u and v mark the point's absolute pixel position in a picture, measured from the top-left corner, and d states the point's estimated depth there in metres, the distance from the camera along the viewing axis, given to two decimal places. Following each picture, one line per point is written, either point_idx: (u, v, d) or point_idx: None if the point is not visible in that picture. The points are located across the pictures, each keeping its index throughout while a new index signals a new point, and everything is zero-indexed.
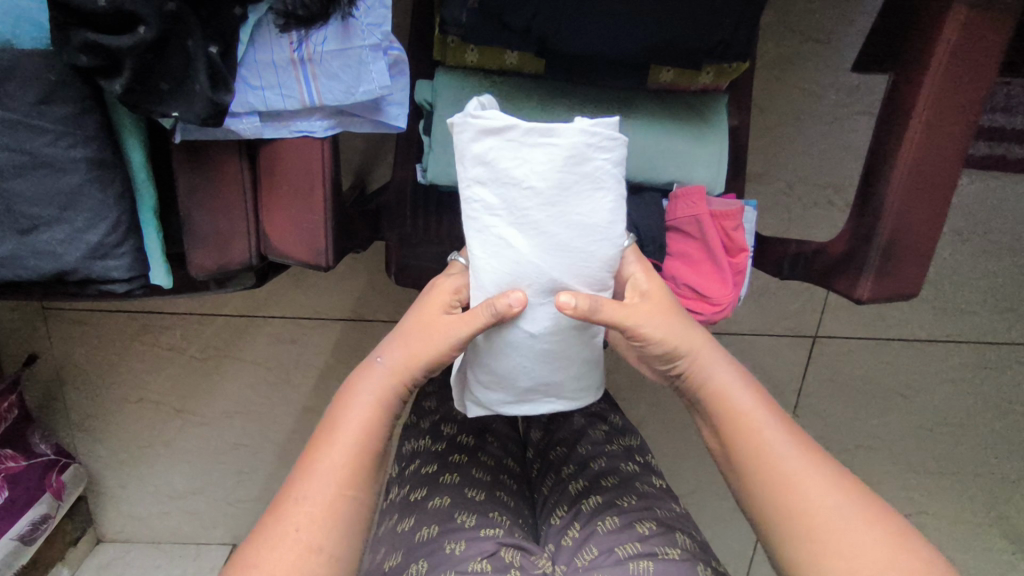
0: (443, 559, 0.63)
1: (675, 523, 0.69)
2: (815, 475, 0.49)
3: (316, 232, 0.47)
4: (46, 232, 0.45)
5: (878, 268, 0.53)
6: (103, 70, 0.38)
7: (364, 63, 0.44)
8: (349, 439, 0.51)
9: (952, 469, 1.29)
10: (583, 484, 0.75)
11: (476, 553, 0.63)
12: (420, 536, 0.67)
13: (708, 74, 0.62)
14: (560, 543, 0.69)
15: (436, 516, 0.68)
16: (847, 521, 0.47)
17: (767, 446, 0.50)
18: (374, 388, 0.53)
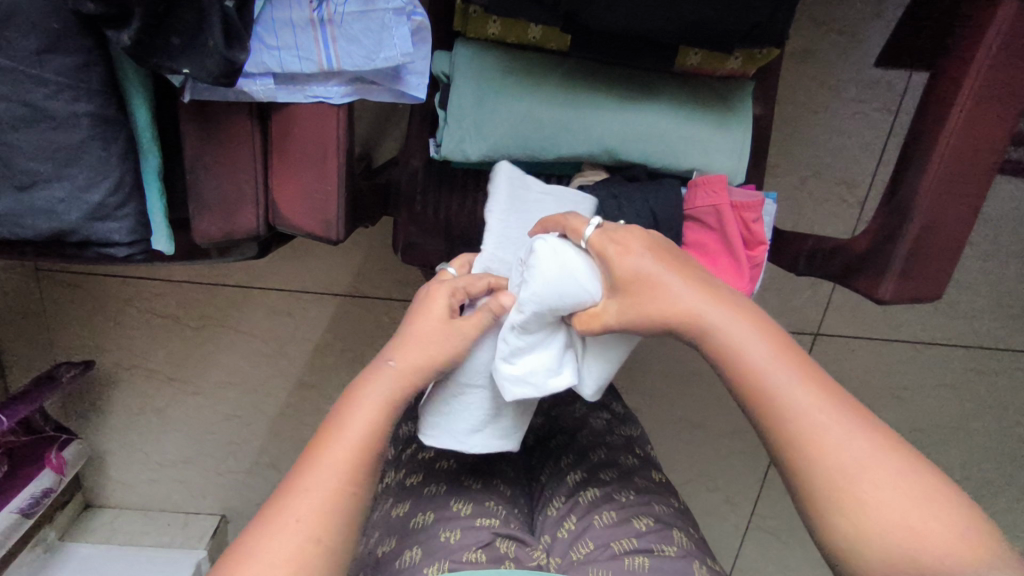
0: (437, 547, 0.62)
1: (673, 520, 0.68)
2: (843, 433, 0.41)
3: (327, 203, 0.45)
4: (45, 188, 0.43)
5: (902, 269, 0.52)
6: (112, 19, 0.36)
7: (386, 27, 0.42)
8: (352, 440, 0.48)
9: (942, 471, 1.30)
10: (580, 476, 0.74)
11: (472, 542, 0.62)
12: (415, 523, 0.66)
13: (738, 59, 0.59)
14: (557, 535, 0.67)
15: (430, 503, 0.68)
16: (872, 484, 0.40)
17: (783, 402, 0.43)
18: (384, 390, 0.50)
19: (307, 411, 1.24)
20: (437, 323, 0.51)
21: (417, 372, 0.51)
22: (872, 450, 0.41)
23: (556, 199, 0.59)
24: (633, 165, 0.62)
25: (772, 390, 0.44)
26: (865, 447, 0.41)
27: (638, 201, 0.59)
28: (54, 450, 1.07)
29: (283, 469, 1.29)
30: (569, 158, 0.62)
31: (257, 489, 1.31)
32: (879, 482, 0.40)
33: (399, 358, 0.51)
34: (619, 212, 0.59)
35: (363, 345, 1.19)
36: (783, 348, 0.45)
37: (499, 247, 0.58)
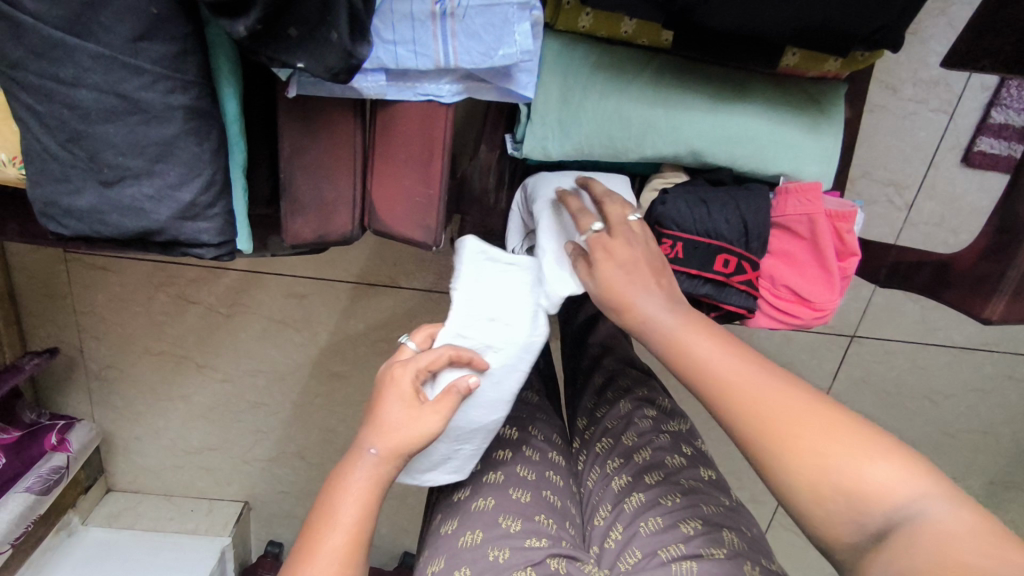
0: (488, 566, 0.61)
1: (723, 520, 0.66)
2: (751, 383, 0.43)
3: (428, 207, 0.43)
4: (132, 184, 0.40)
5: (1015, 289, 0.49)
6: (227, 8, 0.33)
7: (508, 23, 0.39)
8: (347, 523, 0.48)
9: (968, 474, 1.30)
10: (626, 480, 0.73)
11: (521, 561, 0.61)
12: (464, 541, 0.65)
13: (836, 61, 0.57)
14: (604, 545, 0.68)
15: (480, 520, 0.66)
16: (843, 472, 0.38)
17: (695, 360, 0.46)
18: (362, 477, 0.49)
19: (335, 401, 1.23)
20: (402, 400, 0.51)
21: (399, 453, 0.50)
22: (834, 439, 0.39)
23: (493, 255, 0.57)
24: (718, 169, 0.60)
25: (687, 350, 0.47)
26: (774, 394, 0.42)
27: (730, 207, 0.57)
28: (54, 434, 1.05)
29: (309, 457, 1.28)
30: (653, 160, 0.59)
31: (281, 476, 1.30)
32: (791, 419, 0.41)
33: (380, 443, 0.50)
34: (710, 218, 0.56)
35: (394, 335, 1.17)
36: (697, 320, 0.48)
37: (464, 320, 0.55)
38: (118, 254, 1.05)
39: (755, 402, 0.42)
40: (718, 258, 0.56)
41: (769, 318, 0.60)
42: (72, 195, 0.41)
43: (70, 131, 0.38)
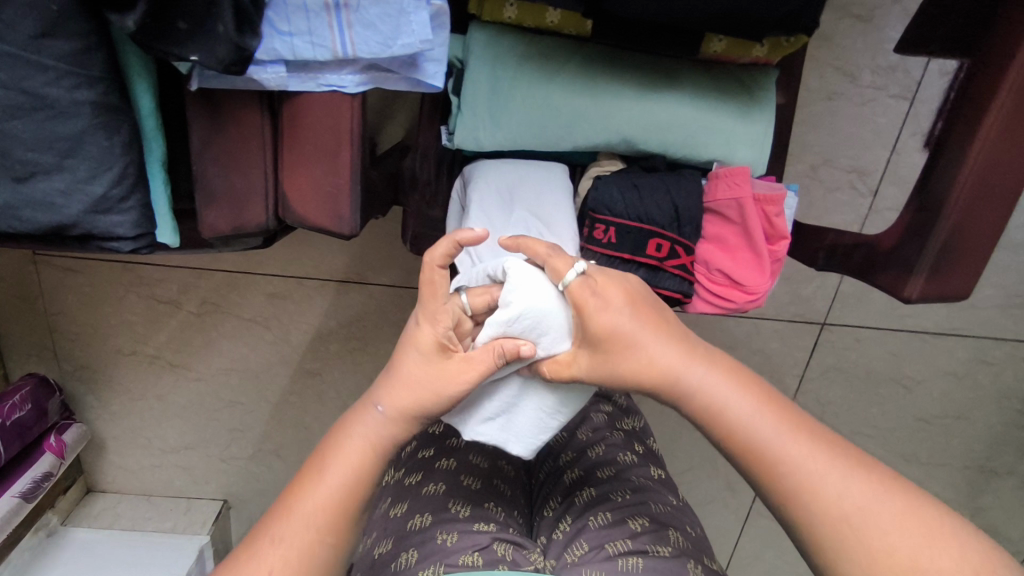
0: (434, 550, 0.60)
1: (669, 519, 0.66)
2: (830, 480, 0.43)
3: (339, 197, 0.44)
4: (44, 179, 0.41)
5: (931, 267, 0.51)
6: (114, 3, 0.33)
7: (404, 13, 0.39)
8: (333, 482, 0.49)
9: (943, 459, 1.30)
10: (577, 473, 0.73)
11: (468, 546, 0.59)
12: (412, 524, 0.64)
13: (763, 47, 0.57)
14: (552, 537, 0.66)
15: (429, 504, 0.66)
16: (872, 526, 0.41)
17: (782, 455, 0.44)
18: (366, 434, 0.51)
19: (310, 398, 1.23)
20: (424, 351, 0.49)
21: (404, 415, 0.50)
22: (863, 492, 0.42)
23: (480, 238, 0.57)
24: (651, 156, 0.61)
25: (759, 440, 0.45)
26: (852, 485, 0.43)
27: (662, 195, 0.57)
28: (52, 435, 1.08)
29: (285, 454, 1.28)
30: (585, 148, 0.60)
31: (259, 474, 1.31)
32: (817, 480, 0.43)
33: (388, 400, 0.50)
34: (641, 203, 0.57)
35: (366, 331, 1.18)
36: (760, 399, 0.47)
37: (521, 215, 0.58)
38: (86, 256, 1.05)
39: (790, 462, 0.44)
40: (650, 243, 0.57)
41: (705, 303, 0.60)
42: None
43: None
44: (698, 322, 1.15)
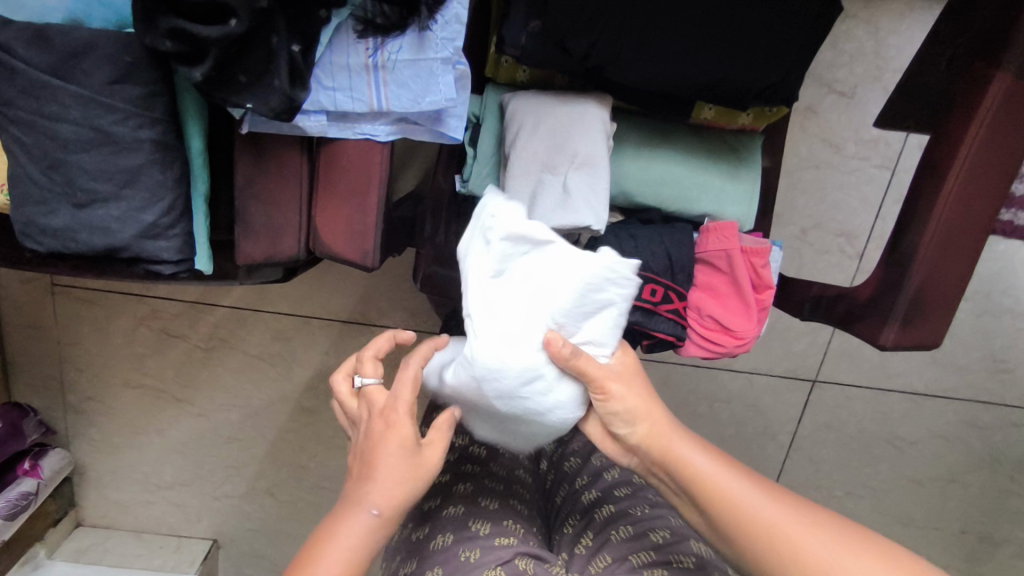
0: (458, 566, 0.55)
1: (690, 532, 0.60)
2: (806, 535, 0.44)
3: (365, 232, 0.48)
4: (102, 207, 0.46)
5: (903, 319, 0.55)
6: (186, 56, 0.39)
7: (434, 75, 0.45)
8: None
9: (938, 523, 1.31)
10: (596, 493, 0.68)
11: (492, 560, 0.55)
12: (435, 544, 0.59)
13: (748, 116, 0.63)
14: (574, 552, 0.61)
15: (450, 524, 0.61)
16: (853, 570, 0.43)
17: (753, 517, 0.46)
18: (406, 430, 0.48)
19: (308, 437, 1.24)
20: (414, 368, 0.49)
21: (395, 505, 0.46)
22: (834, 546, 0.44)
23: (518, 159, 0.58)
24: (647, 209, 0.66)
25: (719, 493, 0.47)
26: (836, 548, 0.44)
27: (656, 244, 0.62)
28: (26, 459, 1.12)
29: (279, 495, 1.28)
30: None
31: (252, 514, 1.29)
32: (788, 535, 0.45)
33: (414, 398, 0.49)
34: (638, 251, 0.61)
35: None
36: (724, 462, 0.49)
37: (553, 146, 0.58)
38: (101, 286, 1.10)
39: (761, 517, 0.45)
40: (646, 288, 0.61)
41: (697, 348, 0.64)
42: (50, 215, 0.47)
43: (54, 159, 0.45)
44: (692, 376, 1.18)
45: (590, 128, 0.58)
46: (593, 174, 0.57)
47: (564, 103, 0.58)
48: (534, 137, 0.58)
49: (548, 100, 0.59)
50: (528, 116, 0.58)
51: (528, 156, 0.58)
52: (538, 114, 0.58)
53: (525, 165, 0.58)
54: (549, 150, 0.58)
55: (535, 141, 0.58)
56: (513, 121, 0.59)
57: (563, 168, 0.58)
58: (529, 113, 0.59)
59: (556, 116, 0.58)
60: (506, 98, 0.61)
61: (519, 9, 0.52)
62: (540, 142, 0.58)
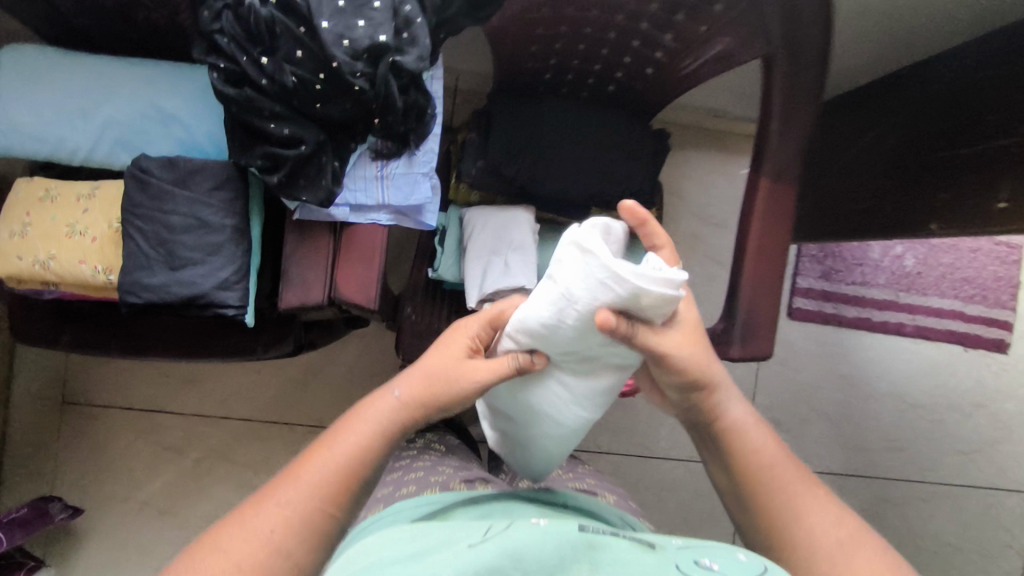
0: (432, 481, 0.73)
1: (601, 482, 0.83)
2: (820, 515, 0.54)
3: (371, 283, 0.71)
4: (192, 268, 0.68)
5: (742, 338, 0.76)
6: (269, 169, 0.65)
7: (418, 182, 0.72)
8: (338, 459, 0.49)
9: None
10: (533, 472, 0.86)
11: (457, 478, 0.75)
12: (408, 477, 0.75)
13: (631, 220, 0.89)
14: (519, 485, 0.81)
15: (420, 468, 0.78)
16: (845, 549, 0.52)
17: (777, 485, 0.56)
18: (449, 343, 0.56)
19: None
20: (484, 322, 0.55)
21: (420, 401, 0.53)
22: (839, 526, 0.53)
23: (473, 248, 0.84)
24: None
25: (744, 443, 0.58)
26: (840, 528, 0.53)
27: None
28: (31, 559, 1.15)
29: None
30: None
31: None
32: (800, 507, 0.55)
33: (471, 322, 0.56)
34: None
35: None
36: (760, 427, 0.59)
37: (496, 236, 0.84)
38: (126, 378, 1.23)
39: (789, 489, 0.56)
40: None
41: None
42: (153, 276, 0.68)
43: (163, 239, 0.68)
44: (637, 463, 1.34)
45: (520, 224, 0.85)
46: (525, 252, 0.83)
47: (502, 209, 0.86)
48: (482, 233, 0.85)
49: (491, 209, 0.86)
50: (477, 221, 0.86)
51: (479, 243, 0.84)
52: (484, 218, 0.86)
53: (477, 251, 0.84)
54: (494, 239, 0.84)
55: (483, 235, 0.84)
56: (468, 225, 0.86)
57: (504, 251, 0.83)
58: (478, 219, 0.86)
59: (497, 218, 0.85)
60: (462, 211, 0.89)
61: (470, 154, 0.84)
62: (487, 235, 0.84)
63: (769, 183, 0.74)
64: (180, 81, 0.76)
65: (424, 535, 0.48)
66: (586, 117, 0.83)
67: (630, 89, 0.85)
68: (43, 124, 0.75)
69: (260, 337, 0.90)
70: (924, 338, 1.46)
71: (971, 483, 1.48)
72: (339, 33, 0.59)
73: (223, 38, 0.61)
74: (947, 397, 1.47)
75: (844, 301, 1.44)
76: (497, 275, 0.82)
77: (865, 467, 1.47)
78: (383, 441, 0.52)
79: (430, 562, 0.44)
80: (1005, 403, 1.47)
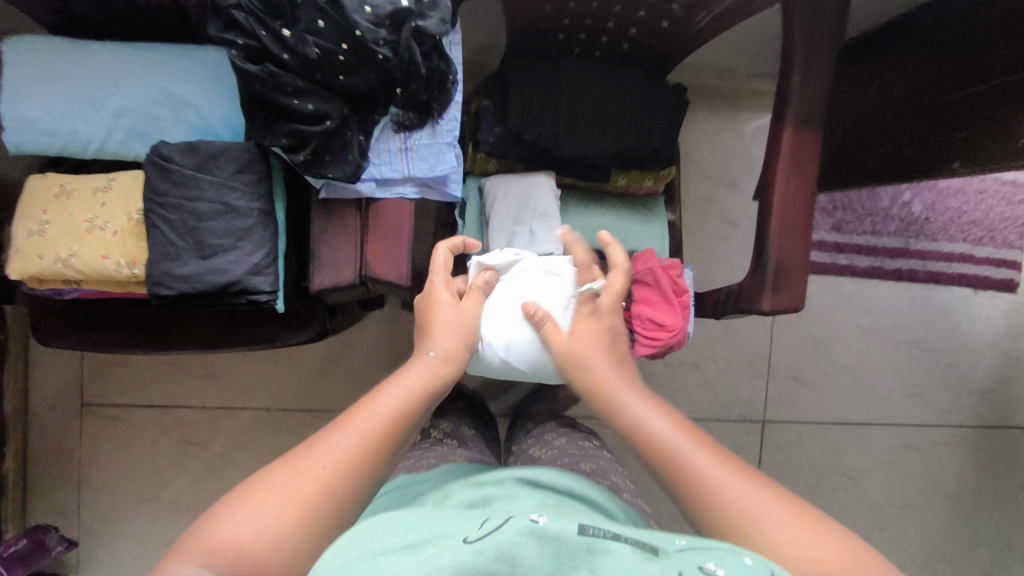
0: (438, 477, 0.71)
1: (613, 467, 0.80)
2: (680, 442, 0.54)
3: (402, 260, 0.69)
4: (222, 255, 0.67)
5: (774, 289, 0.76)
6: (293, 147, 0.64)
7: (443, 152, 0.70)
8: (387, 408, 0.54)
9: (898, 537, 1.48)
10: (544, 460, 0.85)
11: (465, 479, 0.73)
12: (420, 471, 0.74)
13: (650, 180, 0.90)
14: None
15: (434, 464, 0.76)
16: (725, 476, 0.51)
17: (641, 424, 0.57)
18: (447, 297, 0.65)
19: None
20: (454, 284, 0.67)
21: (454, 356, 0.62)
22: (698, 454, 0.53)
23: (497, 216, 0.83)
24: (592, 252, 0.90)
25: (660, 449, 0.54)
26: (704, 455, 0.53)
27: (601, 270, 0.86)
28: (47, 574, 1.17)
29: None
30: None
31: None
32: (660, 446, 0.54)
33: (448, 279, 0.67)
34: None
35: None
36: (680, 423, 0.56)
37: (516, 202, 0.83)
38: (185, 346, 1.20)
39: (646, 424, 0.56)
40: None
41: (643, 346, 0.85)
42: (182, 265, 0.67)
43: (190, 227, 0.67)
44: None
45: (540, 184, 0.83)
46: (548, 212, 0.82)
47: (522, 175, 0.84)
48: (502, 200, 0.84)
49: (507, 177, 0.85)
50: (493, 193, 0.85)
51: (501, 215, 0.83)
52: (501, 185, 0.85)
53: (501, 218, 0.83)
54: (516, 206, 0.83)
55: (503, 202, 0.84)
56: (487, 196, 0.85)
57: (527, 215, 0.82)
58: (494, 188, 0.85)
59: (514, 183, 0.84)
60: (481, 180, 0.88)
61: (488, 121, 0.83)
62: (507, 202, 0.83)
63: (792, 129, 0.74)
64: (190, 64, 0.74)
65: (433, 522, 0.45)
66: (601, 74, 0.81)
67: (642, 45, 0.84)
68: (58, 118, 0.74)
69: (286, 326, 0.87)
70: (937, 283, 1.46)
71: (988, 424, 1.50)
72: (360, 2, 0.59)
73: (240, 12, 0.60)
74: (962, 341, 1.48)
75: (855, 252, 1.44)
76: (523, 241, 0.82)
77: (883, 416, 1.49)
78: (431, 389, 0.58)
79: (425, 552, 0.39)
80: (1020, 342, 1.48)
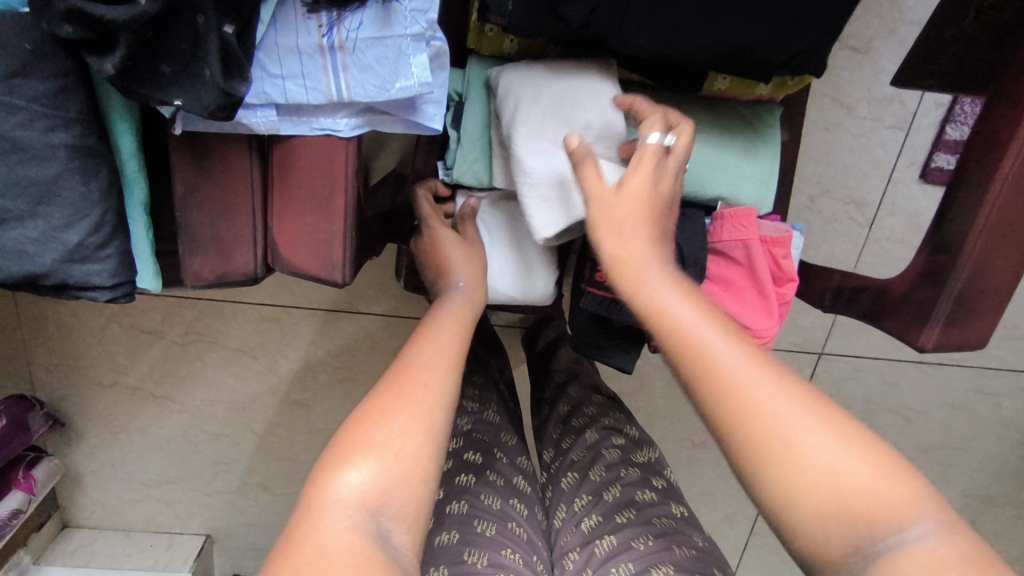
0: None
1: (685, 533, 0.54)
2: (757, 378, 0.36)
3: (329, 244, 0.46)
4: (15, 227, 0.38)
5: (947, 319, 0.51)
6: (93, 45, 0.34)
7: (403, 54, 0.40)
8: (433, 366, 0.43)
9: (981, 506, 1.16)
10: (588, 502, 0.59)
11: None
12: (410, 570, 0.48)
13: (768, 86, 0.56)
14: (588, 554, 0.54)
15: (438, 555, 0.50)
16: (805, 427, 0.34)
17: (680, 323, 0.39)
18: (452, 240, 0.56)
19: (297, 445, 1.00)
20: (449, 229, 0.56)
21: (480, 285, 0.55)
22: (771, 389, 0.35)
23: (519, 140, 0.50)
24: None
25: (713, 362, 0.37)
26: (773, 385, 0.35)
27: None
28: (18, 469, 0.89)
29: (276, 490, 1.02)
30: None
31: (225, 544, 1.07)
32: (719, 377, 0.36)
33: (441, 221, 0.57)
34: None
35: None
36: (724, 326, 0.38)
37: (554, 125, 0.50)
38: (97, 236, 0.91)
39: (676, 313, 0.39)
40: None
41: None
42: None
43: None
44: None
45: (599, 99, 0.50)
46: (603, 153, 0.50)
47: (564, 75, 0.51)
48: (532, 113, 0.50)
49: (542, 75, 0.51)
50: (517, 96, 0.51)
51: (527, 143, 0.50)
52: (534, 85, 0.51)
53: (527, 144, 0.50)
54: (554, 131, 0.50)
55: (533, 117, 0.50)
56: (506, 98, 0.51)
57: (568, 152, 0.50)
58: (520, 88, 0.51)
59: (554, 89, 0.50)
60: (498, 70, 0.53)
61: None
62: (539, 120, 0.50)
63: None
64: None
65: None
66: None
67: None
68: None
69: None
70: None
71: None
72: None
73: None
74: None
75: None
76: (556, 195, 0.50)
77: None
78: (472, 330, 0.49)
79: None
80: None
